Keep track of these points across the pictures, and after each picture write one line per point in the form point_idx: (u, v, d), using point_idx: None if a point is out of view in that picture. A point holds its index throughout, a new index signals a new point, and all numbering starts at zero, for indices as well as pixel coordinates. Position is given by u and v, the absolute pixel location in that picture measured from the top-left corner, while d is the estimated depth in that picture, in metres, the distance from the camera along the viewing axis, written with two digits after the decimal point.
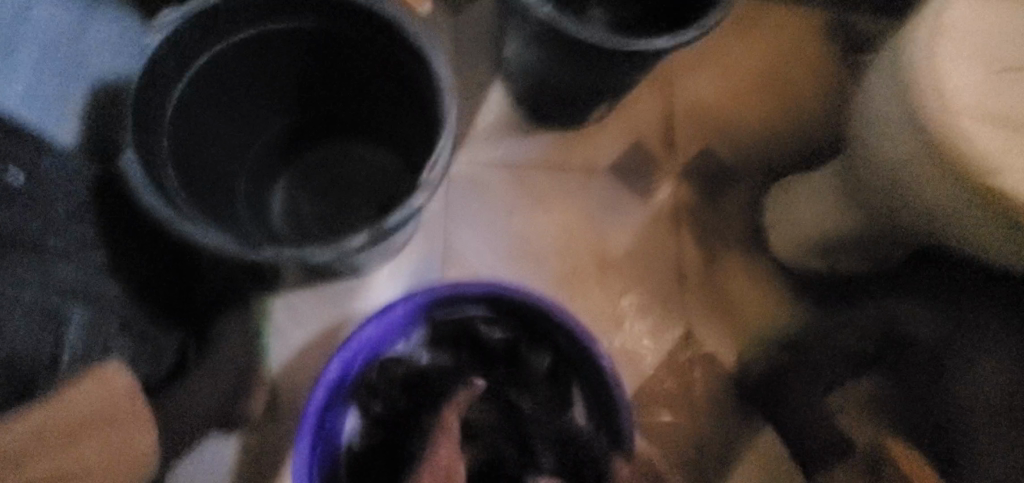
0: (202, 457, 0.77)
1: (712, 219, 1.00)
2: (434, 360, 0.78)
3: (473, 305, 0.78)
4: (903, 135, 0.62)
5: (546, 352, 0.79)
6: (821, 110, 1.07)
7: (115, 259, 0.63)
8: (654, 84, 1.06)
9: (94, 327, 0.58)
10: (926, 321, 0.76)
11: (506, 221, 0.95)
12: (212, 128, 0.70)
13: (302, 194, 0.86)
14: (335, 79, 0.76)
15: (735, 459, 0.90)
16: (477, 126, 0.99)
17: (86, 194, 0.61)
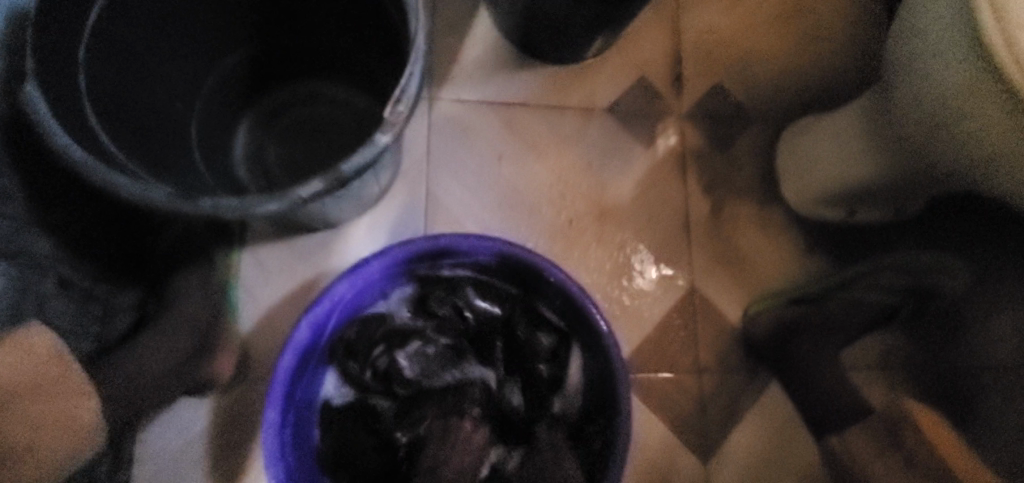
0: (173, 420, 0.73)
1: (721, 165, 0.92)
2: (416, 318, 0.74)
3: (462, 264, 0.71)
4: (957, 58, 0.52)
5: (542, 317, 0.73)
6: (844, 43, 0.97)
7: (48, 211, 0.55)
8: (660, 14, 0.95)
9: (23, 283, 0.53)
10: (957, 275, 0.79)
11: (495, 169, 0.86)
12: (148, 60, 0.61)
13: (266, 138, 0.78)
14: (292, 3, 0.65)
15: (740, 417, 0.84)
16: (461, 62, 0.89)
17: (8, 134, 0.51)
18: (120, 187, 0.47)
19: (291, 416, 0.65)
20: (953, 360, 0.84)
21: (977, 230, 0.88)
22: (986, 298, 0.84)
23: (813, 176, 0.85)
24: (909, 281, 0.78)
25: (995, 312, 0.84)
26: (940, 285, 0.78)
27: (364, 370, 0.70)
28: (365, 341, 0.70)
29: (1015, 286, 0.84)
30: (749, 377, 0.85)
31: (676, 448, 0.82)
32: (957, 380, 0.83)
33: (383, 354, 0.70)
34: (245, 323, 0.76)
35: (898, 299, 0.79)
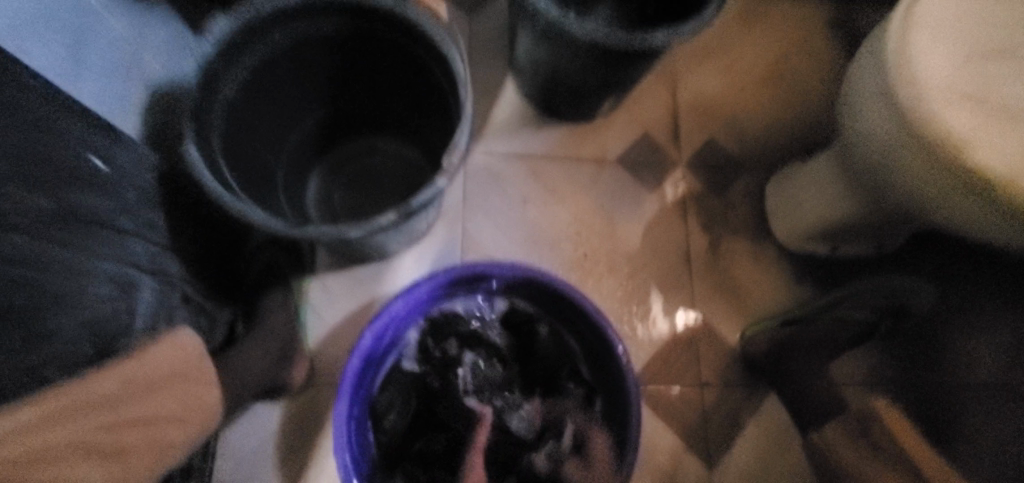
0: (249, 423, 0.85)
1: (717, 206, 1.06)
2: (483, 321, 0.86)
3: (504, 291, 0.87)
4: (888, 118, 0.66)
5: (581, 359, 0.86)
6: (820, 101, 1.12)
7: (179, 237, 0.71)
8: (660, 79, 1.12)
9: (162, 295, 0.67)
10: (927, 297, 0.91)
11: (522, 211, 1.01)
12: (257, 125, 0.77)
13: (335, 185, 0.95)
14: (364, 79, 0.83)
15: (739, 427, 0.94)
16: (493, 122, 1.06)
17: (157, 182, 0.68)
18: (250, 215, 0.62)
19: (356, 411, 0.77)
20: (931, 377, 0.95)
21: (954, 261, 0.99)
22: (963, 322, 0.95)
23: (796, 214, 0.98)
24: (889, 302, 0.88)
25: (976, 336, 0.94)
26: (916, 304, 0.90)
27: (436, 349, 0.82)
28: (428, 347, 0.83)
29: (989, 312, 0.95)
30: (745, 392, 0.97)
31: (683, 454, 0.92)
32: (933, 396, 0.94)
33: (454, 345, 0.82)
34: (312, 338, 0.90)
35: (874, 316, 0.90)
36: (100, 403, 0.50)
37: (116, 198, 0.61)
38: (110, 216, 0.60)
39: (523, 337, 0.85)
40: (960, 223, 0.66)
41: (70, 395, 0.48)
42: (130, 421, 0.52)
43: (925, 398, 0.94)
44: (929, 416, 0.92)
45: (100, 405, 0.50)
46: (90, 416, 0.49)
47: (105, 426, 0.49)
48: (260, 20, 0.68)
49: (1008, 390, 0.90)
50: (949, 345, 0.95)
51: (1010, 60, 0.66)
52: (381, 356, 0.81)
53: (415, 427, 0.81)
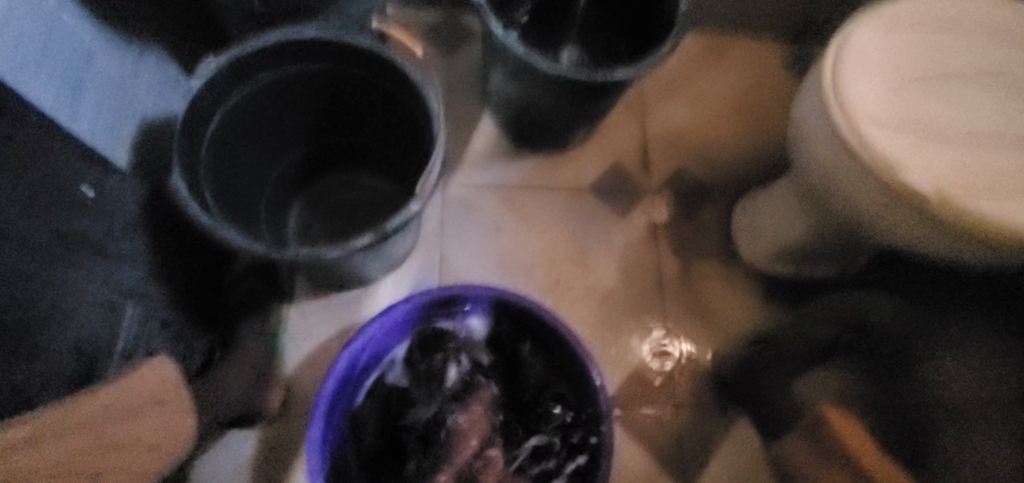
0: (225, 451, 0.85)
1: (686, 232, 1.10)
2: (471, 339, 0.89)
3: (481, 312, 0.88)
4: (826, 143, 0.72)
5: (563, 381, 0.86)
6: (780, 132, 1.19)
7: (162, 264, 0.73)
8: (629, 112, 1.18)
9: (143, 319, 0.69)
10: (880, 306, 0.89)
11: (497, 238, 1.05)
12: (240, 158, 0.81)
13: (314, 215, 0.98)
14: (344, 114, 0.88)
15: (715, 448, 0.96)
16: (469, 154, 1.11)
17: (145, 209, 0.71)
18: (233, 239, 0.65)
19: (331, 435, 0.78)
20: (903, 396, 0.83)
21: (925, 277, 0.91)
22: (934, 340, 0.83)
23: (760, 238, 1.03)
24: (849, 313, 0.88)
25: (948, 353, 0.81)
26: (873, 316, 0.88)
27: (423, 362, 0.85)
28: (415, 363, 0.86)
29: (980, 335, 0.81)
30: (719, 412, 0.99)
31: (660, 475, 0.94)
32: (907, 414, 0.81)
33: (439, 358, 0.85)
34: (289, 364, 0.91)
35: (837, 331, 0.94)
36: (72, 429, 0.55)
37: (109, 225, 0.64)
38: (101, 242, 0.63)
39: (509, 356, 0.88)
40: (900, 237, 0.71)
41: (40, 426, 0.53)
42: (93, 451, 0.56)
43: (900, 424, 0.81)
44: (900, 435, 0.80)
45: (70, 430, 0.55)
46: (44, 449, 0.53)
47: (62, 455, 0.54)
48: (247, 58, 0.73)
49: (994, 416, 0.74)
50: (920, 359, 0.83)
51: (932, 90, 0.72)
52: (355, 380, 0.82)
53: (390, 446, 0.82)
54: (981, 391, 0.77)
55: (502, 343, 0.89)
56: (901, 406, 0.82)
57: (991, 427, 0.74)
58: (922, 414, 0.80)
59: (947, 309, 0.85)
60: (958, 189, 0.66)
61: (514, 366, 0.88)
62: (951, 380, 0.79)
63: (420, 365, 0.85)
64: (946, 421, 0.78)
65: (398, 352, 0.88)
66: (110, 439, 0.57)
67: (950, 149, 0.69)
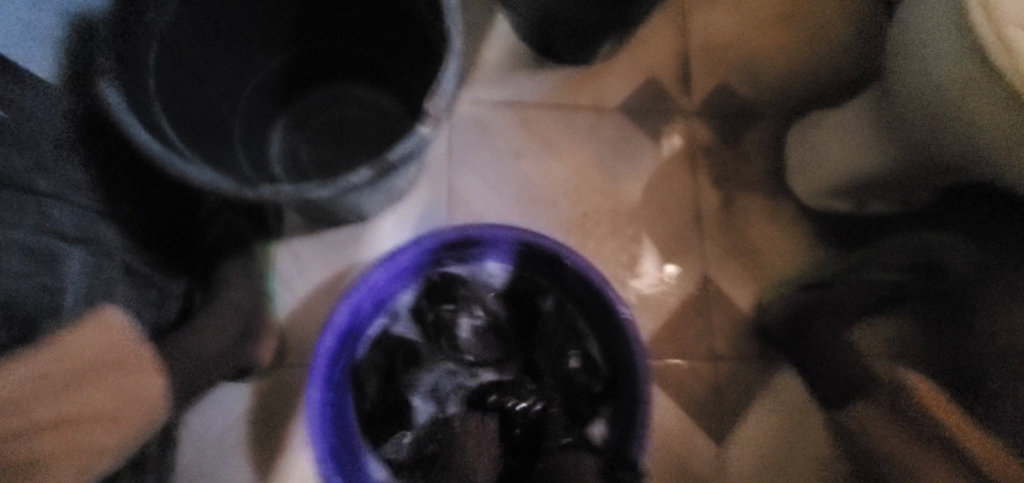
0: (216, 406, 0.77)
1: (731, 160, 0.96)
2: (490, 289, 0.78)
3: (501, 255, 0.76)
4: (955, 52, 0.56)
5: (593, 338, 0.76)
6: (845, 42, 1.00)
7: (110, 202, 0.60)
8: (668, 17, 0.99)
9: (94, 267, 0.57)
10: (959, 252, 0.80)
11: (515, 167, 0.91)
12: (200, 67, 0.65)
13: (301, 138, 0.83)
14: (329, 12, 0.71)
15: (755, 401, 0.88)
16: (481, 66, 0.93)
17: (79, 131, 0.56)
18: (190, 173, 0.51)
19: (331, 393, 0.69)
20: (965, 339, 0.83)
21: (989, 215, 0.90)
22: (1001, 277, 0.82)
23: (817, 169, 0.89)
24: (917, 258, 0.79)
25: (1013, 302, 0.80)
26: (952, 259, 0.79)
27: (428, 312, 0.76)
28: (425, 316, 0.75)
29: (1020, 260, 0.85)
30: (762, 362, 0.90)
31: (694, 430, 0.86)
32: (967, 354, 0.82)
33: (449, 311, 0.76)
34: (282, 312, 0.81)
35: (908, 277, 0.80)
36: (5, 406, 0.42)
37: (28, 153, 0.50)
38: (20, 175, 0.49)
39: (526, 310, 0.78)
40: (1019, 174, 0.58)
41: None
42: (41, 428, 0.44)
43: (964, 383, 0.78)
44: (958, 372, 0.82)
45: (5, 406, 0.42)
46: None
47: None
48: None
49: None
50: (979, 300, 0.82)
51: None
52: (356, 333, 0.72)
53: (399, 406, 0.73)
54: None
55: (521, 294, 0.78)
56: (955, 344, 0.84)
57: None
58: (982, 350, 0.80)
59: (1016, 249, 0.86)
60: None
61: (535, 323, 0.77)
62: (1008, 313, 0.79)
63: (429, 318, 0.76)
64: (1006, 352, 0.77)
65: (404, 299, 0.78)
66: (63, 410, 0.46)
67: None
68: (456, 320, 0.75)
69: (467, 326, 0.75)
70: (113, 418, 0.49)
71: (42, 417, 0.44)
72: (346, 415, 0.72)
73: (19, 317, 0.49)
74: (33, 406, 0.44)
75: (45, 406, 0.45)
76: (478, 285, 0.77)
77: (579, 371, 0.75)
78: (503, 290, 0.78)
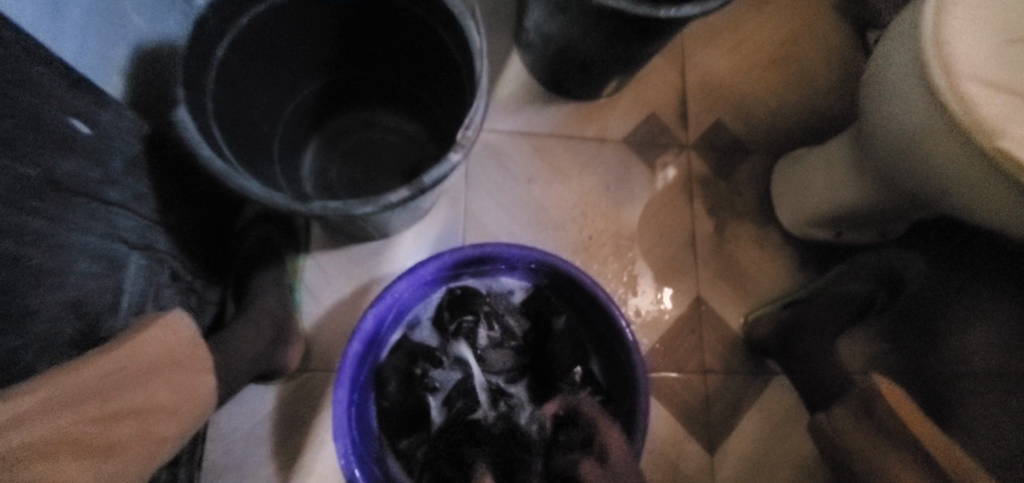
0: (240, 406, 0.82)
1: (723, 191, 1.04)
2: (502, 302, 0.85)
3: (513, 273, 0.84)
4: (919, 103, 0.64)
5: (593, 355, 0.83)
6: (828, 86, 1.10)
7: (166, 213, 0.66)
8: (669, 58, 1.08)
9: (148, 272, 0.63)
10: (917, 267, 0.93)
11: (525, 190, 0.98)
12: (249, 93, 0.72)
13: (330, 158, 0.90)
14: (365, 47, 0.78)
15: (743, 412, 0.94)
16: (496, 97, 1.01)
17: (145, 149, 0.62)
18: (249, 187, 0.57)
19: (355, 395, 0.73)
20: (926, 363, 0.92)
21: (952, 245, 0.95)
22: (960, 310, 0.90)
23: (803, 200, 0.97)
24: (882, 270, 0.91)
25: (974, 324, 0.88)
26: (908, 272, 0.92)
27: (450, 322, 0.80)
28: (443, 326, 0.81)
29: (989, 304, 0.88)
30: (749, 376, 0.96)
31: (687, 440, 0.92)
32: (925, 377, 0.91)
33: (468, 322, 0.79)
34: (307, 319, 0.86)
35: (874, 288, 0.91)
36: (107, 390, 0.48)
37: (102, 166, 0.56)
38: (96, 185, 0.55)
39: (540, 327, 0.82)
40: (978, 211, 0.65)
41: (51, 385, 0.44)
42: (102, 418, 0.47)
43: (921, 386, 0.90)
44: (921, 391, 0.89)
45: (103, 390, 0.48)
46: (97, 401, 0.47)
47: (103, 412, 0.47)
48: None
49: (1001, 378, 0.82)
50: (943, 327, 0.91)
51: None
52: (378, 339, 0.77)
53: (416, 409, 0.76)
54: (981, 361, 0.86)
55: (537, 308, 0.84)
56: (915, 363, 0.94)
57: (995, 388, 0.82)
58: (941, 378, 0.89)
59: (974, 284, 0.91)
60: None
61: (539, 336, 0.82)
62: (971, 348, 0.87)
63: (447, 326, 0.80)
64: (962, 380, 0.86)
65: (423, 309, 0.83)
66: (144, 399, 0.52)
67: None
68: (476, 330, 0.79)
69: (485, 336, 0.79)
70: (175, 410, 0.55)
71: (132, 402, 0.50)
72: (367, 420, 0.78)
73: (86, 314, 0.54)
74: (124, 391, 0.50)
75: (132, 393, 0.51)
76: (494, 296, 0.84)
77: (584, 384, 0.80)
78: (516, 303, 0.85)
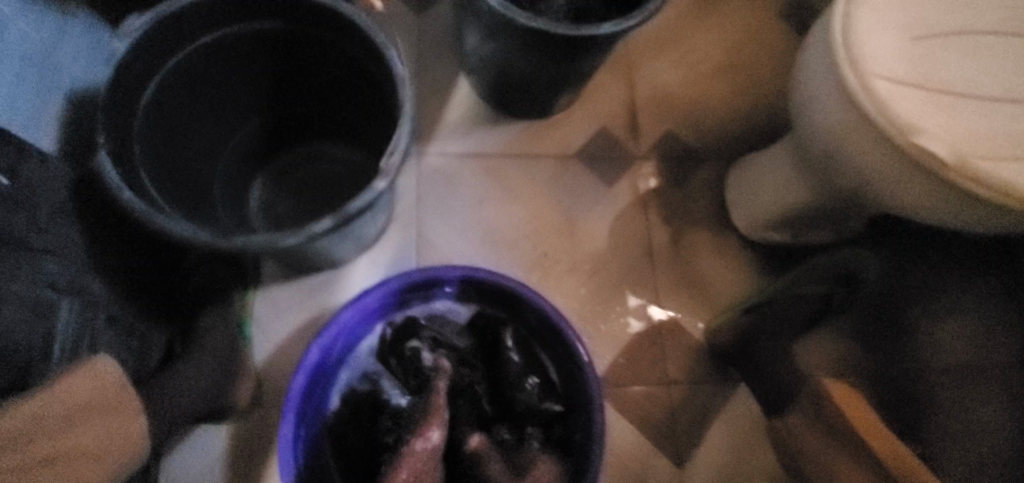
0: (193, 447, 0.81)
1: (677, 200, 1.04)
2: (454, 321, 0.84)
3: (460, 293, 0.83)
4: (835, 103, 0.65)
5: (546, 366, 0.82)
6: (774, 91, 1.12)
7: (98, 255, 0.66)
8: (616, 73, 1.10)
9: (83, 317, 0.62)
10: (870, 263, 0.82)
11: (478, 211, 0.98)
12: (185, 132, 0.73)
13: (278, 193, 0.90)
14: (304, 81, 0.80)
15: (708, 422, 0.93)
16: (444, 122, 1.02)
17: (74, 195, 0.63)
18: (170, 227, 0.58)
19: (303, 429, 0.73)
20: (903, 368, 0.74)
21: (912, 243, 0.82)
22: (929, 302, 0.76)
23: (752, 202, 0.97)
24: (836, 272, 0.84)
25: (948, 315, 0.74)
26: (863, 270, 0.82)
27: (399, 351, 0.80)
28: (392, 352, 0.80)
29: (967, 295, 0.75)
30: (713, 385, 0.95)
31: (653, 453, 0.91)
32: (905, 382, 0.74)
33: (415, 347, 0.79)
34: (259, 355, 0.86)
35: (828, 288, 0.84)
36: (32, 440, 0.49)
37: (28, 215, 0.57)
38: (21, 234, 0.55)
39: (490, 343, 0.82)
40: (904, 205, 0.66)
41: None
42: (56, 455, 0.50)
43: (896, 392, 0.74)
44: (901, 407, 0.73)
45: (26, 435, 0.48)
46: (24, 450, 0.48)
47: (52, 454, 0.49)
48: (180, 19, 0.65)
49: (980, 368, 0.70)
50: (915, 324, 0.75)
51: (944, 42, 0.66)
52: (325, 370, 0.77)
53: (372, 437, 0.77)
54: (957, 352, 0.72)
55: (483, 326, 0.83)
56: (891, 373, 0.75)
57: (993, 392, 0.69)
58: (914, 385, 0.73)
59: (934, 274, 0.77)
60: (981, 152, 0.60)
61: (489, 352, 0.82)
62: (940, 343, 0.73)
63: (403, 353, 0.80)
64: (944, 385, 0.71)
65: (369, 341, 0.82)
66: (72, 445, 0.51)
67: (968, 107, 0.63)
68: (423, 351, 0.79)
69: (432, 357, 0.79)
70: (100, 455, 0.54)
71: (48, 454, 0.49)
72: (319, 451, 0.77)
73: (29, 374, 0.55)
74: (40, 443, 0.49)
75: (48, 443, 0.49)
76: (440, 319, 0.83)
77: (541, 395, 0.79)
78: (465, 323, 0.84)
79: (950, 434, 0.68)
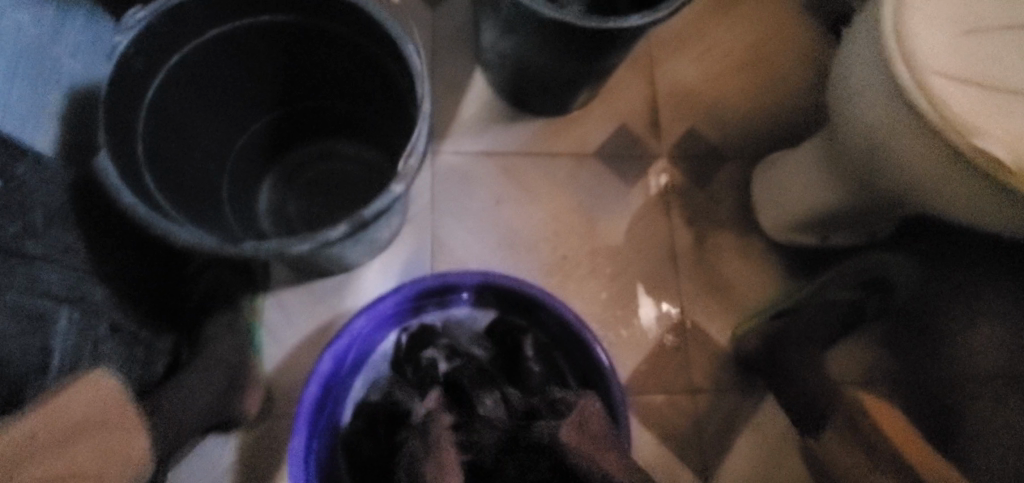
0: (201, 458, 0.78)
1: (701, 200, 1.00)
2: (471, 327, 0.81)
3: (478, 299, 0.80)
4: (881, 100, 0.61)
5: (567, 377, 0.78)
6: (801, 87, 1.07)
7: (99, 262, 0.63)
8: (636, 68, 1.06)
9: (82, 331, 0.59)
10: (902, 267, 0.84)
11: (494, 213, 0.95)
12: (189, 131, 0.70)
13: (286, 193, 0.87)
14: (315, 77, 0.76)
15: (734, 432, 0.89)
16: (459, 119, 0.99)
17: (74, 199, 0.60)
18: (175, 232, 0.54)
19: (315, 441, 0.70)
20: (931, 372, 0.84)
21: (939, 249, 0.88)
22: (953, 308, 0.83)
23: (779, 202, 0.93)
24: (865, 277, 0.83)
25: (975, 321, 0.81)
26: (892, 276, 0.83)
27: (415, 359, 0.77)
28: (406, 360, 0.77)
29: (992, 300, 0.80)
30: (740, 393, 0.91)
31: (677, 465, 0.87)
32: (934, 389, 0.83)
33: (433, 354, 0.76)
34: (269, 362, 0.83)
35: (858, 294, 0.83)
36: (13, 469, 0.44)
37: (22, 220, 0.53)
38: (14, 241, 0.52)
39: (509, 350, 0.78)
40: (950, 210, 0.62)
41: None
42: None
43: (930, 399, 0.83)
44: (936, 416, 0.81)
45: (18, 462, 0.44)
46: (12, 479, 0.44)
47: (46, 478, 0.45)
48: (183, 11, 0.61)
49: (1008, 376, 0.76)
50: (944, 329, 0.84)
51: (998, 36, 0.61)
52: (337, 380, 0.74)
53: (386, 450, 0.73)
54: (986, 361, 0.78)
55: (501, 332, 0.80)
56: (921, 375, 0.86)
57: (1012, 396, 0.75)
58: (945, 392, 0.81)
59: (955, 282, 0.84)
60: None
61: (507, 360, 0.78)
62: (972, 351, 0.80)
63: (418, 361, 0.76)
64: (968, 392, 0.79)
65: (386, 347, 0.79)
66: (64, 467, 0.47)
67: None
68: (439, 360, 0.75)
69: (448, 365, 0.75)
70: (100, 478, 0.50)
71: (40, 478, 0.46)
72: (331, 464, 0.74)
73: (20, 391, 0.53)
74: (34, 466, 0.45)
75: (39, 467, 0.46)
76: (457, 325, 0.80)
77: None
78: (483, 330, 0.80)
79: (978, 439, 0.75)
